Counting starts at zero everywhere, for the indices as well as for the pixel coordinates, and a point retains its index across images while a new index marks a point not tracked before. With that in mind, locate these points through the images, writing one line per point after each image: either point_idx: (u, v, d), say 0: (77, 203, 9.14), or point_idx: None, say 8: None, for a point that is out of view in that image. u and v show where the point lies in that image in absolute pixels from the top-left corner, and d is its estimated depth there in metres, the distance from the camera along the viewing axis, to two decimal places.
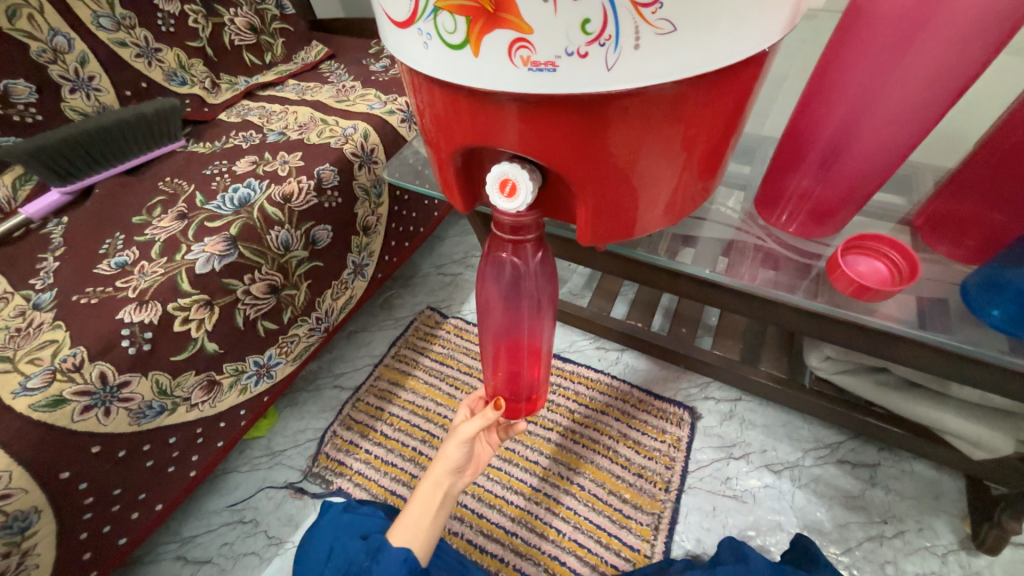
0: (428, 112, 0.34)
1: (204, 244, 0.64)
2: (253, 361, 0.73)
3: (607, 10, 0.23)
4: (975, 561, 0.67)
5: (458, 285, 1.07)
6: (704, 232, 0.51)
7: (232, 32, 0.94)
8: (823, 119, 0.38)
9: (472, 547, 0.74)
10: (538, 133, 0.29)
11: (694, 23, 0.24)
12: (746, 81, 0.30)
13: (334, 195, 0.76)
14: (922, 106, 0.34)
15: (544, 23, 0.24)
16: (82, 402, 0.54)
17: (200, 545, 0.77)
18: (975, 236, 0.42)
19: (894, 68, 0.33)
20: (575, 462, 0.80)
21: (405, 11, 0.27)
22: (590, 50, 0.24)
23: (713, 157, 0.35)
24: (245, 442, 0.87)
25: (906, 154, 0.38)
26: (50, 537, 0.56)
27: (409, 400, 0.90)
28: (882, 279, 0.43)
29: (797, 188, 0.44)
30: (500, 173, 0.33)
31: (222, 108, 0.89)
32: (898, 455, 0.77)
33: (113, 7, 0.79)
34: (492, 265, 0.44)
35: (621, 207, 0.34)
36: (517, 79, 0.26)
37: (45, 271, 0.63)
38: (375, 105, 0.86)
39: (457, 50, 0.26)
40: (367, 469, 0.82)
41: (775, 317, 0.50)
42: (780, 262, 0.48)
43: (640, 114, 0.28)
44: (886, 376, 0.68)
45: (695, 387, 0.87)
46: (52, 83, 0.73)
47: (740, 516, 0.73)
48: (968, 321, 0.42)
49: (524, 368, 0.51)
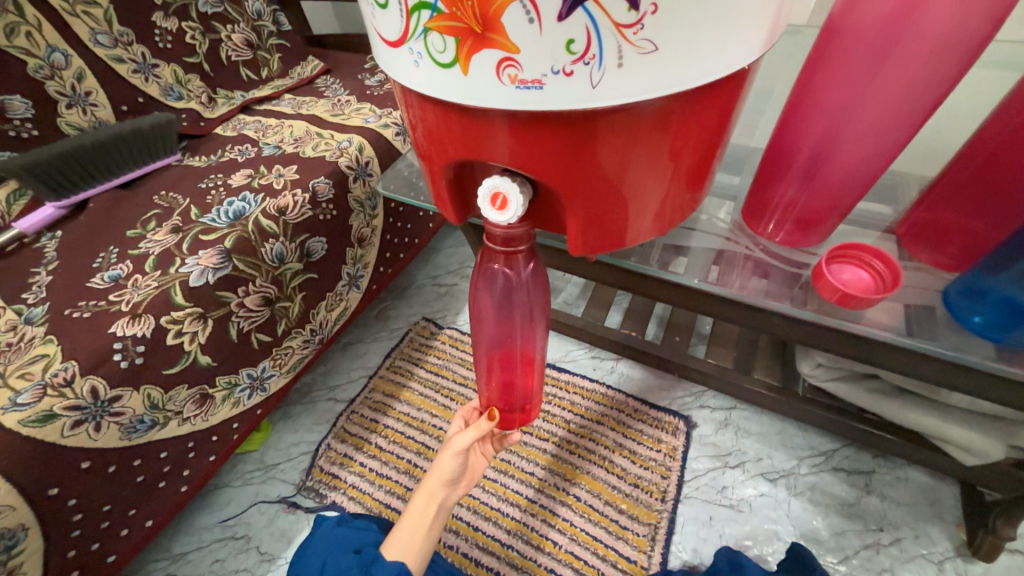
0: (420, 127, 0.34)
1: (198, 258, 0.64)
2: (246, 374, 0.73)
3: (590, 30, 0.24)
4: (971, 567, 0.67)
5: (453, 296, 1.07)
6: (694, 242, 0.52)
7: (229, 48, 0.95)
8: (806, 131, 0.39)
9: (468, 560, 0.73)
10: (527, 148, 0.30)
11: (675, 42, 0.25)
12: (730, 95, 0.31)
13: (329, 207, 0.77)
14: (899, 119, 0.35)
15: (530, 43, 0.24)
16: (72, 417, 0.54)
17: (191, 562, 0.76)
18: (956, 244, 0.43)
19: (870, 82, 0.34)
20: (571, 473, 0.80)
21: (396, 31, 0.28)
22: (575, 69, 0.25)
23: (700, 169, 0.35)
24: (238, 456, 0.86)
25: (886, 164, 0.38)
26: (37, 555, 0.56)
27: (404, 412, 0.89)
28: (866, 287, 0.44)
29: (782, 199, 0.45)
30: (491, 187, 0.34)
31: (218, 122, 0.90)
32: (892, 462, 0.77)
33: (111, 24, 0.80)
34: (484, 276, 0.44)
35: (611, 219, 0.34)
36: (505, 96, 0.27)
37: (38, 285, 0.63)
38: (370, 118, 0.87)
39: (447, 68, 0.27)
40: (362, 482, 0.82)
41: (766, 326, 0.51)
42: (770, 271, 0.49)
43: (627, 128, 0.28)
44: (876, 383, 0.69)
45: (690, 396, 0.87)
46: (49, 98, 0.74)
47: (736, 525, 0.73)
48: (951, 327, 0.43)
49: (517, 379, 0.51)
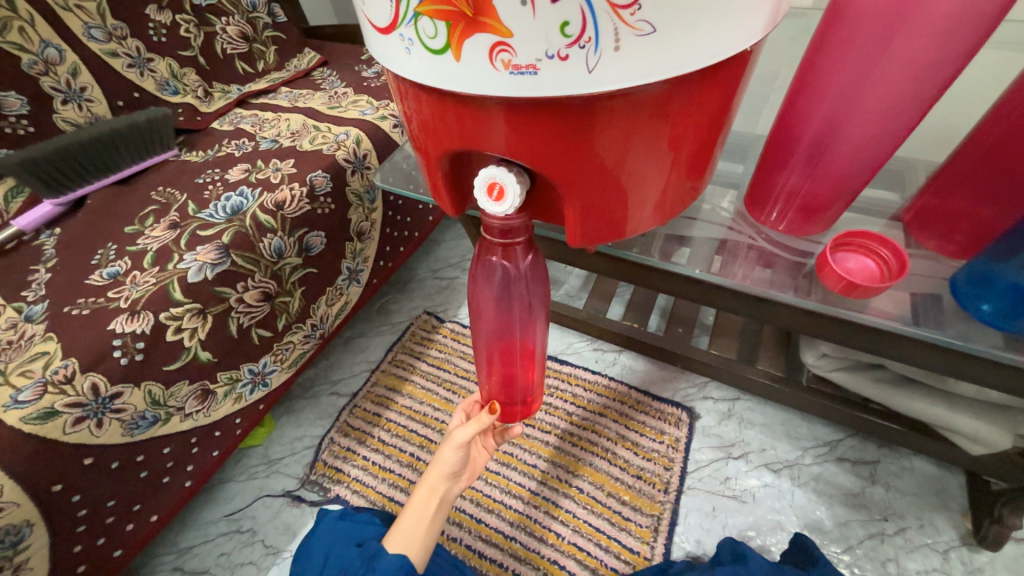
0: (415, 118, 0.34)
1: (196, 253, 0.63)
2: (247, 369, 0.73)
3: (585, 12, 0.23)
4: (976, 557, 0.67)
5: (453, 289, 1.06)
6: (696, 231, 0.51)
7: (224, 41, 0.94)
8: (809, 115, 0.38)
9: (471, 552, 0.73)
10: (522, 137, 0.29)
11: (672, 23, 0.24)
12: (730, 82, 0.30)
13: (327, 201, 0.76)
14: (905, 103, 0.34)
15: (524, 26, 0.24)
16: (74, 414, 0.54)
17: (197, 556, 0.76)
18: (963, 231, 0.42)
19: (875, 64, 0.33)
20: (574, 465, 0.80)
21: (386, 17, 0.27)
22: (570, 53, 0.24)
23: (701, 156, 0.35)
24: (242, 451, 0.87)
25: (891, 150, 0.38)
26: (43, 550, 0.56)
27: (406, 406, 0.89)
28: (871, 276, 0.43)
29: (785, 186, 0.44)
30: (487, 177, 0.33)
31: (215, 117, 0.89)
32: (897, 452, 0.76)
33: (104, 18, 0.79)
34: (482, 268, 0.43)
35: (611, 207, 0.34)
36: (499, 83, 0.26)
37: (37, 283, 0.63)
38: (368, 111, 0.86)
39: (439, 55, 0.26)
40: (365, 475, 0.82)
41: (770, 316, 0.50)
42: (773, 260, 0.48)
43: (626, 115, 0.28)
44: (882, 373, 0.68)
45: (693, 387, 0.87)
46: (44, 94, 0.73)
47: (740, 516, 0.73)
48: (959, 316, 0.42)
49: (517, 372, 0.51)
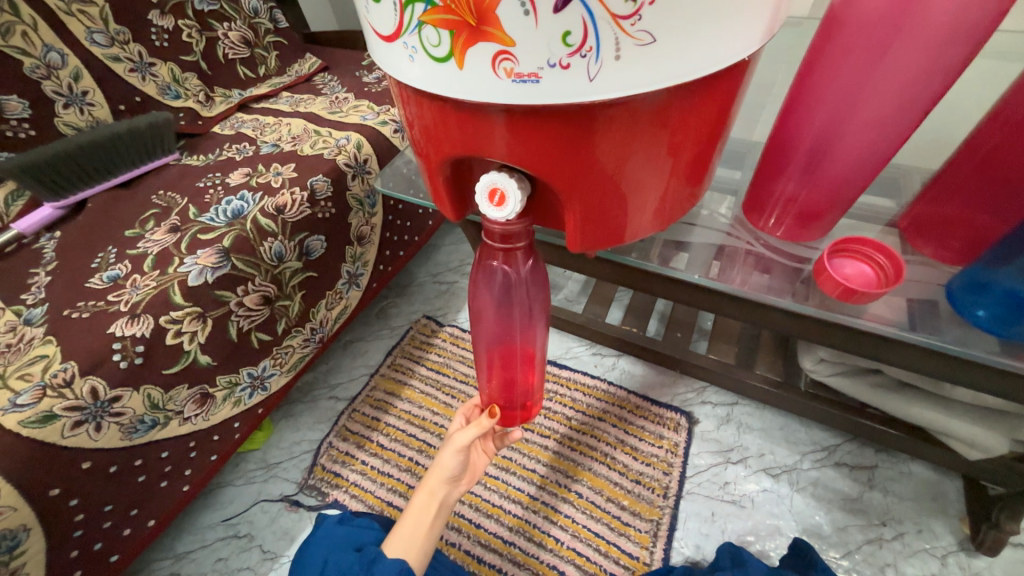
0: (417, 124, 0.34)
1: (196, 257, 0.64)
2: (247, 373, 0.73)
3: (586, 22, 0.23)
4: (975, 562, 0.67)
5: (453, 293, 1.07)
6: (695, 237, 0.51)
7: (226, 46, 0.95)
8: (807, 123, 0.39)
9: (470, 558, 0.73)
10: (524, 143, 0.30)
11: (673, 33, 0.24)
12: (729, 90, 0.31)
13: (327, 205, 0.76)
14: (901, 111, 0.34)
15: (526, 35, 0.24)
16: (73, 417, 0.54)
17: (195, 561, 0.76)
18: (959, 237, 0.43)
19: (871, 74, 0.34)
20: (574, 470, 0.80)
21: (390, 25, 0.28)
22: (572, 61, 0.25)
23: (700, 163, 0.35)
24: (240, 455, 0.86)
25: (887, 158, 0.38)
26: (40, 555, 0.56)
27: (405, 410, 0.89)
28: (868, 282, 0.44)
29: (783, 192, 0.44)
30: (489, 182, 0.34)
31: (216, 121, 0.90)
32: (894, 456, 0.77)
33: (107, 23, 0.80)
34: (483, 273, 0.43)
35: (610, 213, 0.34)
36: (501, 90, 0.26)
37: (37, 286, 0.63)
38: (369, 116, 0.86)
39: (443, 63, 0.27)
40: (363, 480, 0.82)
41: (767, 321, 0.50)
42: (771, 266, 0.48)
43: (626, 122, 0.28)
44: (880, 378, 0.68)
45: (691, 392, 0.87)
46: (45, 98, 0.74)
47: (740, 521, 0.73)
48: (956, 322, 0.42)
49: (518, 376, 0.51)
